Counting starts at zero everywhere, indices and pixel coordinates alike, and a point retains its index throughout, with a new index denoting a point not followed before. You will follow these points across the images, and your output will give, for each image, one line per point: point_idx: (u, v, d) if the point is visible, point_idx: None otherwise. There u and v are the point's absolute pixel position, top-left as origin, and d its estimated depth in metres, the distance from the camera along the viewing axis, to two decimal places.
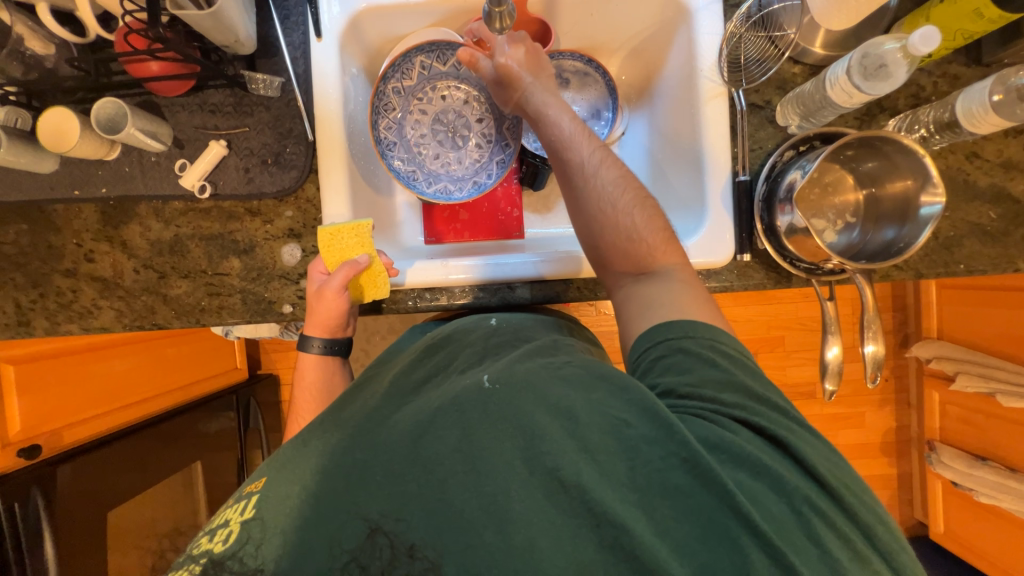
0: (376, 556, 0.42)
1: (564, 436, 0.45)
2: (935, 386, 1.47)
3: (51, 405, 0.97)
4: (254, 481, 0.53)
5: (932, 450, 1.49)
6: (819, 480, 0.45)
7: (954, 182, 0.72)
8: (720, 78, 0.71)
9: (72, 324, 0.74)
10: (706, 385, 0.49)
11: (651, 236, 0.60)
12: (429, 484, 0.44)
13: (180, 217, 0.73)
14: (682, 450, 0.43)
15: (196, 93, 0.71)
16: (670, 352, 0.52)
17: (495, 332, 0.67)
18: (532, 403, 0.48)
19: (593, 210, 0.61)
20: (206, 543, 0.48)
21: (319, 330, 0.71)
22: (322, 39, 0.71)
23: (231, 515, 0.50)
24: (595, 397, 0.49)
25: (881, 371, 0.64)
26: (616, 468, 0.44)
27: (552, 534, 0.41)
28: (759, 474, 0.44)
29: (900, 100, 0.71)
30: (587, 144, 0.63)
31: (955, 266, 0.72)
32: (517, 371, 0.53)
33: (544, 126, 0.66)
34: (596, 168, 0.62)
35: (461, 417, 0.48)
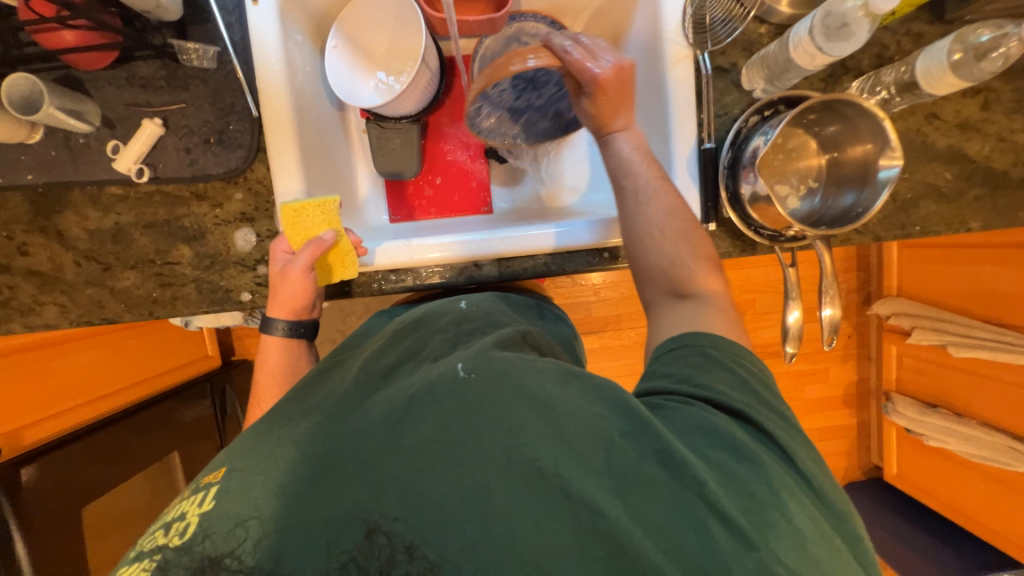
0: (375, 556, 0.40)
1: (542, 428, 0.45)
2: (894, 340, 1.54)
3: (9, 405, 0.92)
4: (210, 473, 0.50)
5: (889, 400, 1.59)
6: (799, 468, 0.47)
7: (913, 145, 0.72)
8: (686, 40, 0.68)
9: (13, 322, 0.69)
10: (704, 377, 0.52)
11: (695, 265, 0.62)
12: (406, 476, 0.43)
13: (120, 204, 0.68)
14: (656, 442, 0.44)
15: (123, 65, 0.65)
16: (688, 351, 0.55)
17: (467, 317, 0.67)
18: (510, 393, 0.48)
19: (641, 234, 0.63)
20: (160, 538, 0.45)
21: (283, 312, 0.69)
22: (258, 2, 0.65)
23: (188, 508, 0.47)
24: (571, 391, 0.50)
25: (836, 334, 0.67)
26: (591, 457, 0.44)
27: (531, 521, 0.40)
28: (741, 458, 0.45)
29: (864, 60, 0.70)
30: (647, 173, 0.64)
31: (912, 228, 0.73)
32: (493, 359, 0.53)
33: (616, 150, 0.65)
34: (649, 198, 0.63)
35: (438, 406, 0.48)
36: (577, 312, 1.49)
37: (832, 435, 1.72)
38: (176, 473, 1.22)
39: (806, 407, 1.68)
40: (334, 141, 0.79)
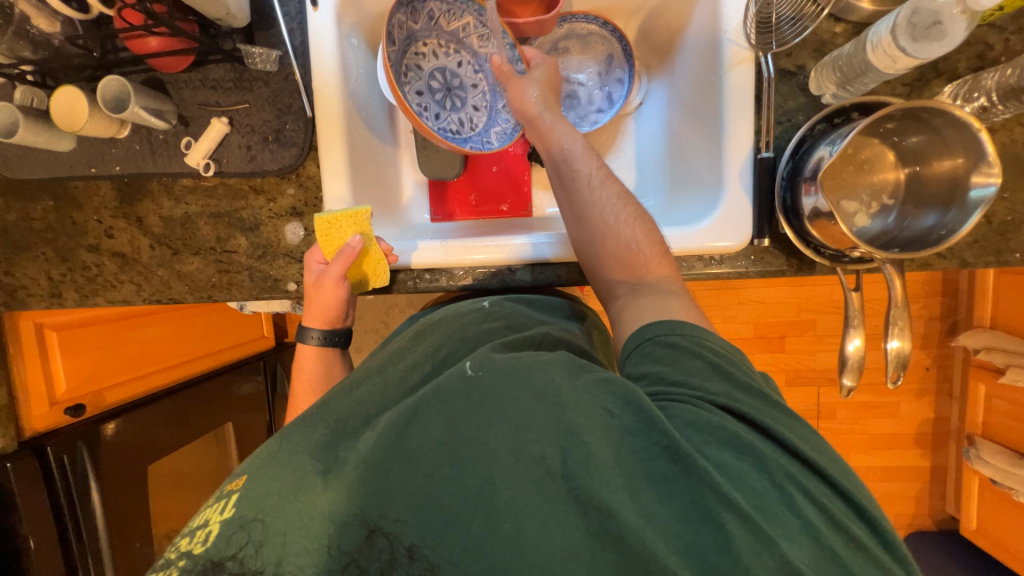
0: (375, 557, 0.42)
1: (550, 423, 0.44)
2: (982, 378, 1.36)
3: (93, 367, 1.04)
4: (233, 480, 0.51)
5: (972, 445, 1.40)
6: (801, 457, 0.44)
7: (1018, 159, 0.63)
8: (748, 41, 0.64)
9: (98, 297, 0.78)
10: (671, 366, 0.49)
11: (650, 249, 0.62)
12: (414, 477, 0.44)
13: (189, 195, 0.75)
14: (663, 438, 0.42)
15: (198, 68, 0.71)
16: (636, 339, 0.54)
17: (488, 316, 0.67)
18: (516, 389, 0.47)
19: (593, 221, 0.64)
20: (184, 544, 0.47)
21: (318, 321, 0.72)
22: (319, 8, 0.68)
23: (210, 514, 0.48)
24: (578, 385, 0.48)
25: (904, 370, 0.59)
26: (597, 449, 0.42)
27: (539, 521, 0.40)
28: (741, 452, 0.43)
29: (961, 63, 0.62)
30: (591, 159, 0.66)
31: (1009, 255, 0.64)
32: (499, 358, 0.52)
33: (553, 136, 0.68)
34: (601, 182, 0.65)
35: (446, 407, 0.47)
36: None
37: (899, 477, 1.54)
38: (229, 442, 1.32)
39: (869, 442, 1.52)
40: (382, 141, 0.81)
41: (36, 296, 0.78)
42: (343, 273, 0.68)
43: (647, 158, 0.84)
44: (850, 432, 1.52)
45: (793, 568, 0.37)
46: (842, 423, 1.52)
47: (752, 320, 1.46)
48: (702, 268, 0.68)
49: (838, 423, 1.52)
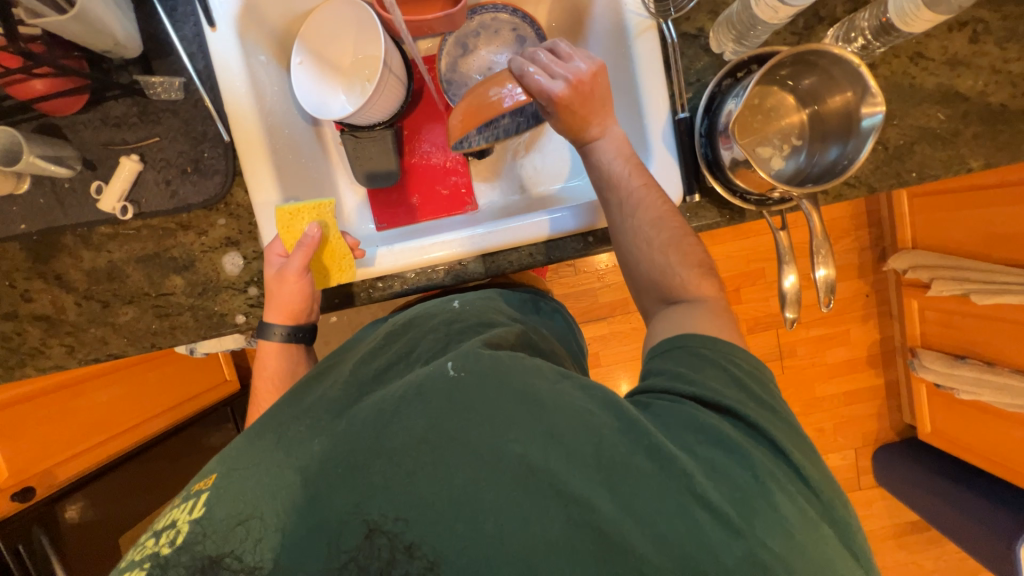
0: (375, 556, 0.41)
1: (532, 424, 0.45)
2: (914, 294, 1.49)
3: (43, 443, 0.96)
4: (202, 480, 0.52)
5: (915, 356, 1.53)
6: (784, 454, 0.46)
7: (900, 88, 0.69)
8: (647, 11, 0.67)
9: (26, 367, 0.72)
10: (695, 372, 0.51)
11: (686, 272, 0.61)
12: (395, 476, 0.43)
13: (110, 242, 0.70)
14: (646, 437, 0.44)
15: (96, 107, 0.67)
16: (670, 347, 0.54)
17: (456, 317, 0.66)
18: (500, 391, 0.47)
19: (630, 245, 0.63)
20: (151, 546, 0.47)
21: (282, 315, 0.69)
22: (217, 28, 0.66)
23: (179, 515, 0.48)
24: (563, 386, 0.49)
25: (834, 294, 0.64)
26: (581, 448, 0.43)
27: (519, 519, 0.40)
28: (728, 450, 0.45)
29: (838, 7, 0.67)
30: (630, 181, 0.63)
31: (907, 175, 0.70)
32: (483, 356, 0.51)
33: (597, 162, 0.64)
34: (635, 208, 0.62)
35: (427, 408, 0.47)
36: (583, 300, 1.48)
37: (859, 398, 1.66)
38: None
39: (829, 372, 1.64)
40: (313, 158, 0.79)
41: None
42: (308, 261, 0.67)
43: None
44: (811, 365, 1.63)
45: (762, 559, 0.39)
46: (802, 358, 1.62)
47: None
48: None
49: (799, 359, 1.62)
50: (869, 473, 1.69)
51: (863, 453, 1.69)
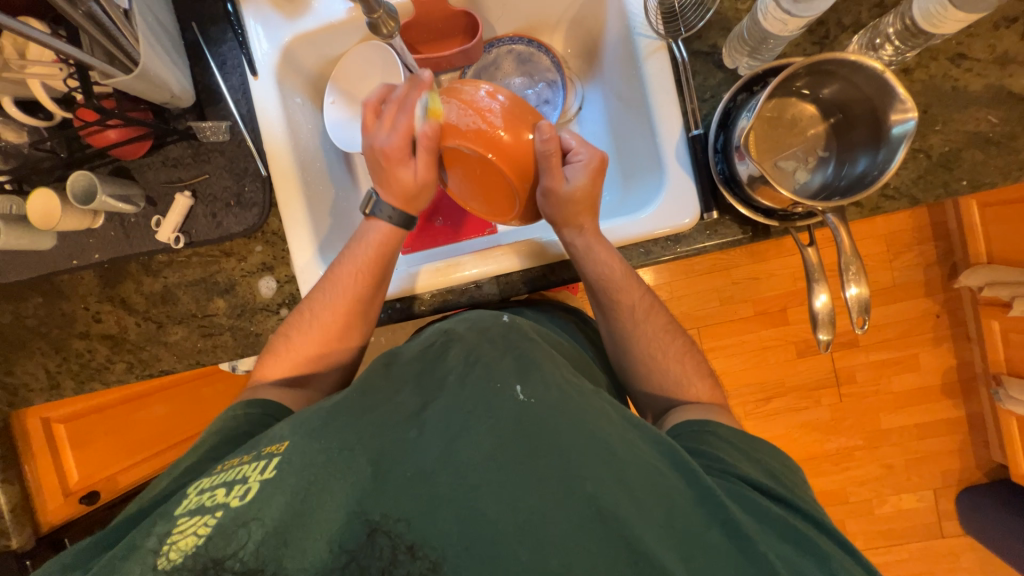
0: (376, 556, 0.41)
1: (606, 470, 0.45)
2: (994, 314, 1.32)
3: (104, 453, 1.09)
4: (273, 443, 0.50)
5: (1000, 384, 1.35)
6: (858, 557, 0.47)
7: (942, 92, 0.64)
8: (657, 32, 0.67)
9: (94, 381, 0.81)
10: (739, 459, 0.54)
11: (667, 349, 0.66)
12: (460, 488, 0.44)
13: (166, 269, 0.78)
14: (721, 512, 0.45)
15: (158, 151, 0.76)
16: (698, 428, 0.58)
17: (512, 329, 0.63)
18: (570, 425, 0.48)
19: (639, 350, 0.67)
20: (221, 496, 0.45)
21: (376, 240, 0.69)
22: (259, 76, 0.74)
23: (250, 472, 0.47)
24: (630, 435, 0.50)
25: (869, 314, 0.60)
26: (653, 509, 0.44)
27: (587, 560, 0.41)
28: (800, 546, 0.45)
29: (863, 13, 0.65)
30: (633, 290, 0.67)
31: (957, 184, 0.64)
32: (551, 386, 0.52)
33: (590, 262, 0.67)
34: (644, 314, 0.68)
35: (498, 425, 0.48)
36: None
37: (934, 431, 1.48)
38: None
39: (895, 400, 1.48)
40: (342, 187, 0.85)
41: (36, 391, 0.82)
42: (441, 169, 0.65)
43: None
44: (873, 393, 1.48)
45: None
46: (862, 385, 1.48)
47: (749, 298, 1.45)
48: (661, 251, 0.70)
49: (859, 386, 1.48)
50: (953, 518, 1.49)
51: (944, 495, 1.49)
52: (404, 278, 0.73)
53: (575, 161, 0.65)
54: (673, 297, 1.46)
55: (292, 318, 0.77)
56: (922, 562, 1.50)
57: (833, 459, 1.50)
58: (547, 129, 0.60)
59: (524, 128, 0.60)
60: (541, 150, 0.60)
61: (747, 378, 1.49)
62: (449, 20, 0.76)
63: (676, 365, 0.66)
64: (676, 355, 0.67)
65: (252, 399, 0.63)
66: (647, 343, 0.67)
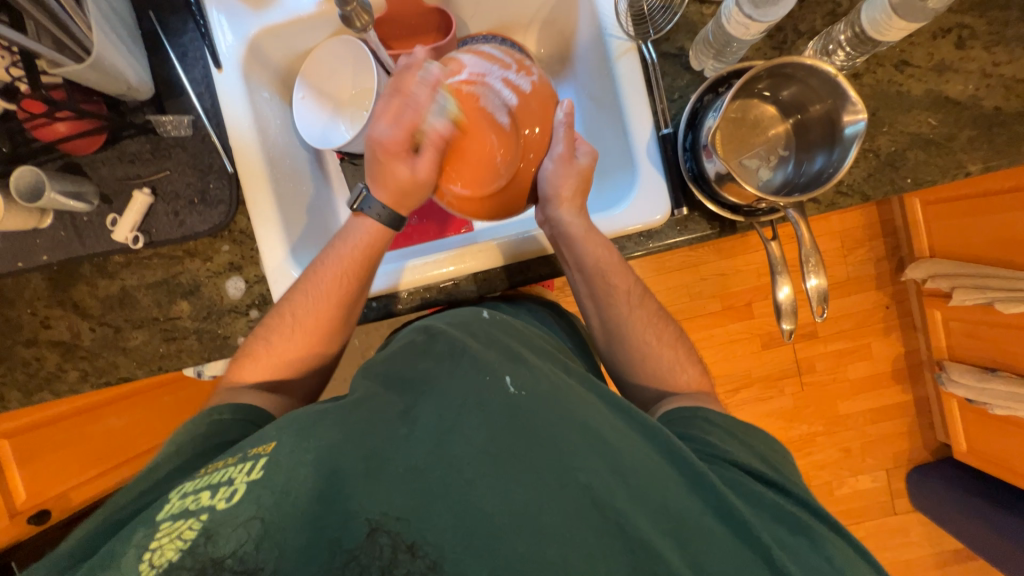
0: (376, 556, 0.41)
1: (599, 459, 0.46)
2: (937, 304, 1.42)
3: (56, 469, 1.01)
4: (260, 443, 0.48)
5: (943, 369, 1.46)
6: (846, 536, 0.49)
7: (888, 96, 0.69)
8: (627, 33, 0.69)
9: (43, 391, 0.75)
10: (730, 445, 0.56)
11: (643, 342, 0.68)
12: (455, 484, 0.44)
13: (123, 270, 0.74)
14: (714, 498, 0.47)
15: (113, 145, 0.71)
16: (690, 414, 0.60)
17: (494, 323, 0.64)
18: (563, 416, 0.49)
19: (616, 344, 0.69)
20: (206, 499, 0.44)
21: (363, 247, 0.67)
22: (223, 69, 0.71)
23: (236, 474, 0.45)
24: (621, 425, 0.51)
25: (827, 304, 0.63)
26: (647, 497, 0.46)
27: (584, 550, 0.41)
28: (795, 529, 0.48)
29: (817, 21, 0.69)
30: (624, 277, 0.68)
31: (903, 181, 0.69)
32: (540, 378, 0.53)
33: (586, 245, 0.66)
34: (636, 302, 0.69)
35: (491, 418, 0.48)
36: None
37: (885, 415, 1.58)
38: None
39: (851, 387, 1.57)
40: (312, 183, 0.83)
41: None
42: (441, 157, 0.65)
43: None
44: (832, 381, 1.57)
45: None
46: (821, 374, 1.56)
47: (717, 293, 1.51)
48: (634, 246, 0.72)
49: (819, 375, 1.56)
50: (904, 496, 1.59)
51: (896, 475, 1.59)
52: (383, 278, 0.72)
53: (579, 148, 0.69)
54: None
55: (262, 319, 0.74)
56: (878, 539, 1.60)
57: (797, 445, 1.58)
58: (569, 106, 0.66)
59: (548, 100, 0.66)
60: (563, 120, 0.65)
61: (716, 370, 1.54)
62: (422, 17, 0.76)
63: (651, 357, 0.68)
64: (653, 347, 0.68)
65: (238, 401, 0.60)
66: (624, 337, 0.69)
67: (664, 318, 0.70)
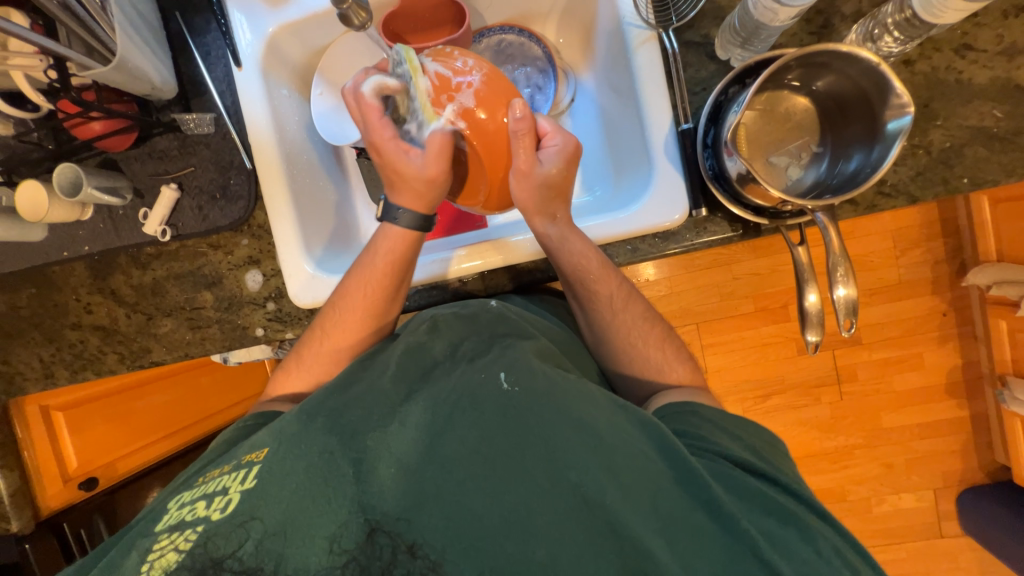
0: (376, 556, 0.42)
1: (591, 456, 0.45)
2: (1002, 313, 1.29)
3: (101, 441, 1.11)
4: (253, 450, 0.49)
5: (1005, 385, 1.32)
6: (844, 531, 0.46)
7: (944, 85, 0.61)
8: (647, 21, 0.65)
9: (87, 371, 0.82)
10: (720, 438, 0.52)
11: (654, 348, 0.65)
12: (448, 485, 0.44)
13: (154, 261, 0.79)
14: (705, 493, 0.44)
15: (144, 143, 0.75)
16: (681, 408, 0.56)
17: (501, 319, 0.62)
18: (556, 415, 0.47)
19: (627, 353, 0.66)
20: (201, 510, 0.45)
21: (384, 266, 0.66)
22: (243, 67, 0.73)
23: (230, 483, 0.47)
24: (618, 419, 0.49)
25: (856, 318, 0.58)
26: (640, 495, 0.43)
27: (575, 551, 0.41)
28: (787, 522, 0.45)
29: (863, 2, 0.62)
30: (609, 282, 0.65)
31: (957, 181, 0.62)
32: (536, 371, 0.51)
33: (564, 254, 0.65)
34: (620, 307, 0.66)
35: (481, 417, 0.47)
36: None
37: (935, 431, 1.46)
38: None
39: (898, 399, 1.45)
40: (328, 178, 0.84)
41: (32, 379, 0.83)
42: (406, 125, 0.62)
43: (588, 151, 0.85)
44: (875, 392, 1.46)
45: None
46: (864, 383, 1.46)
47: (750, 294, 1.43)
48: (648, 248, 0.68)
49: (861, 385, 1.46)
50: (953, 519, 1.47)
51: (944, 495, 1.47)
52: None
53: (550, 146, 0.62)
54: (672, 292, 1.44)
55: (279, 312, 0.77)
56: (920, 562, 1.49)
57: (832, 457, 1.48)
58: (522, 107, 0.59)
59: (500, 111, 0.59)
60: (516, 129, 0.58)
61: (745, 374, 1.47)
62: (436, 10, 0.74)
63: (663, 364, 0.65)
64: (664, 351, 0.65)
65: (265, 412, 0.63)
66: (635, 342, 0.66)
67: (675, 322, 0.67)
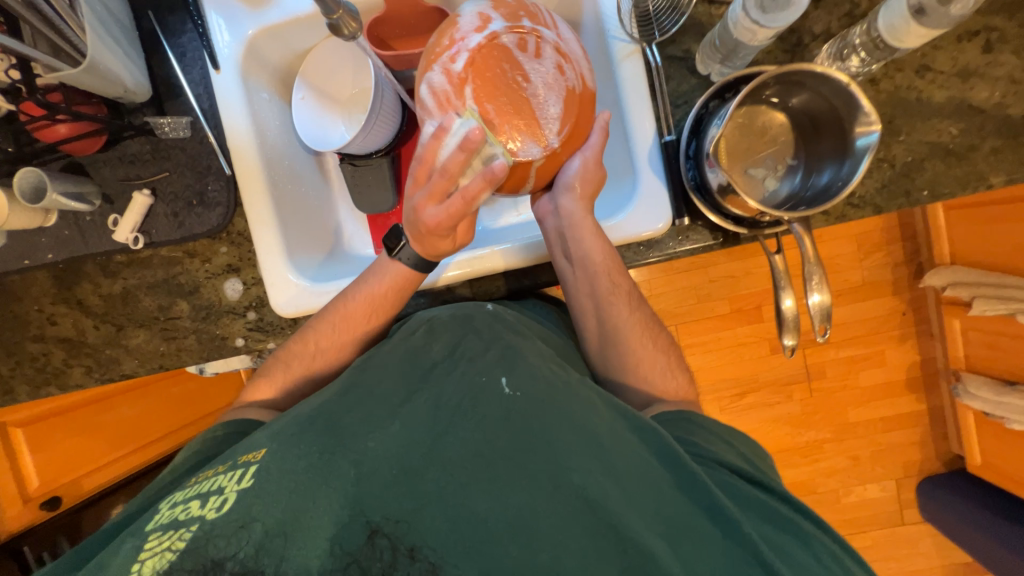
0: (376, 558, 0.41)
1: (592, 460, 0.46)
2: (955, 313, 1.37)
3: (67, 457, 1.06)
4: (250, 451, 0.48)
5: (959, 380, 1.41)
6: (835, 536, 0.48)
7: (905, 103, 0.65)
8: (631, 36, 0.66)
9: (50, 385, 0.77)
10: (719, 448, 0.54)
11: (640, 353, 0.66)
12: (449, 486, 0.44)
13: (125, 269, 0.75)
14: (706, 498, 0.46)
15: (114, 146, 0.72)
16: (677, 416, 0.59)
17: (497, 318, 0.61)
18: (559, 419, 0.48)
19: (614, 359, 0.67)
20: (196, 509, 0.44)
21: (393, 279, 0.67)
22: (221, 70, 0.71)
23: (226, 483, 0.45)
24: (618, 427, 0.51)
25: (829, 323, 0.61)
26: (642, 500, 0.45)
27: (577, 551, 0.41)
28: (784, 528, 0.47)
29: (832, 23, 0.65)
30: (626, 278, 0.67)
31: (918, 193, 0.66)
32: (537, 377, 0.52)
33: (594, 241, 0.64)
34: (636, 303, 0.68)
35: (483, 421, 0.48)
36: None
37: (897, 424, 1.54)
38: None
39: (863, 395, 1.53)
40: (310, 184, 0.83)
41: None
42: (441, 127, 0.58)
43: None
44: (842, 388, 1.53)
45: None
46: (832, 380, 1.53)
47: (726, 295, 1.47)
48: (633, 257, 0.70)
49: (828, 382, 1.53)
50: (913, 507, 1.56)
51: (905, 485, 1.55)
52: None
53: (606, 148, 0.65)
54: (652, 294, 1.48)
55: (260, 321, 0.75)
56: (884, 549, 1.57)
57: (803, 452, 1.55)
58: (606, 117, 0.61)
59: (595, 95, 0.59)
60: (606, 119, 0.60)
61: (722, 374, 1.52)
62: (422, 18, 0.74)
63: (647, 367, 0.66)
64: (649, 357, 0.67)
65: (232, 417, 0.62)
66: (622, 348, 0.67)
67: (658, 327, 0.69)
